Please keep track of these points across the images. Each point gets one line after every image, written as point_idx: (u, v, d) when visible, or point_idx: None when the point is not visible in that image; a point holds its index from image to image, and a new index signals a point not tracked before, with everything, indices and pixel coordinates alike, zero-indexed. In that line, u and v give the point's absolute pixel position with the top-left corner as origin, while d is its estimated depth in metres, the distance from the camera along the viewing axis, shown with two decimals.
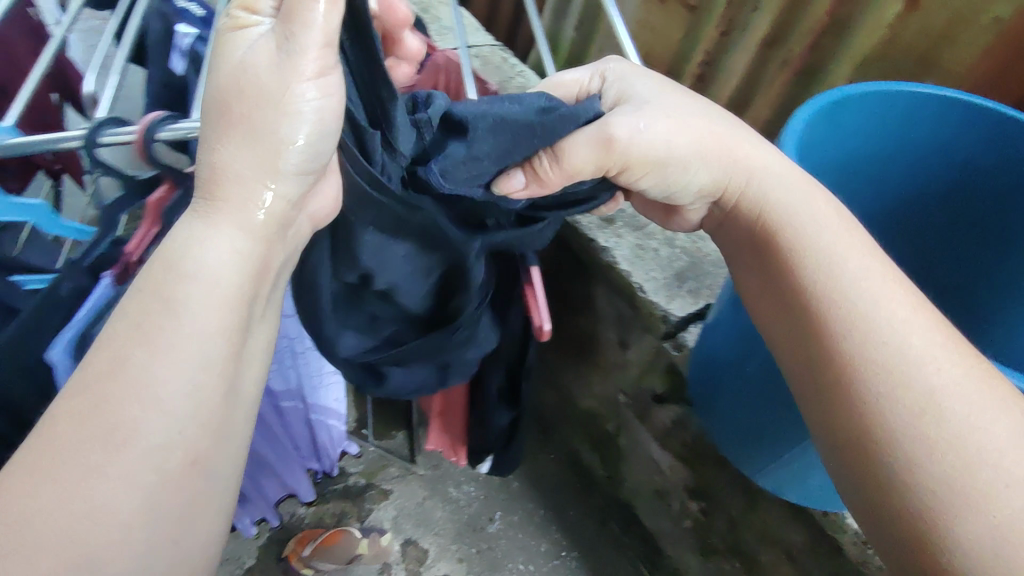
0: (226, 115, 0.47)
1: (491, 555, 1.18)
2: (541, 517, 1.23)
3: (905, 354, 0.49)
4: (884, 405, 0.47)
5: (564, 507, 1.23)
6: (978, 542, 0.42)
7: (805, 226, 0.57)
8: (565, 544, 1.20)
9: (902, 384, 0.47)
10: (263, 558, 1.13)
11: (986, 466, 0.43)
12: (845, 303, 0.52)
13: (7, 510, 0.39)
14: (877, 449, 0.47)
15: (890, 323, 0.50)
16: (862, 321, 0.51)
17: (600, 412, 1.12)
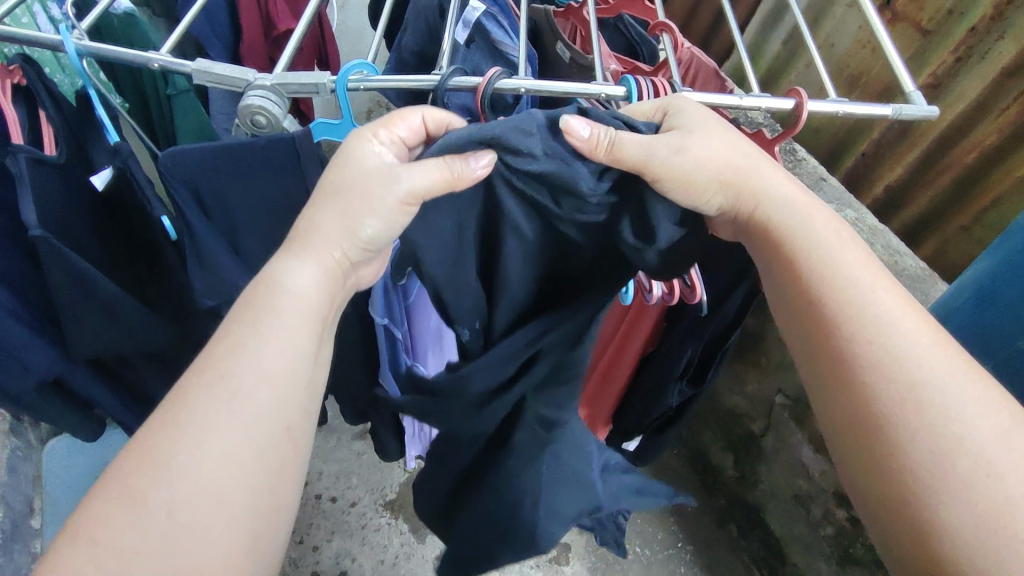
0: (332, 189, 0.46)
1: (611, 532, 1.19)
2: (662, 508, 1.21)
3: (914, 355, 0.43)
4: (877, 386, 0.43)
5: (683, 502, 1.21)
6: (948, 509, 0.40)
7: (815, 235, 0.48)
8: (682, 537, 1.18)
9: (906, 381, 0.42)
10: (404, 493, 1.20)
11: (987, 451, 0.41)
12: (836, 287, 0.46)
13: (184, 440, 0.40)
14: (886, 433, 0.42)
15: (913, 342, 0.43)
16: (870, 320, 0.44)
17: (746, 414, 1.08)
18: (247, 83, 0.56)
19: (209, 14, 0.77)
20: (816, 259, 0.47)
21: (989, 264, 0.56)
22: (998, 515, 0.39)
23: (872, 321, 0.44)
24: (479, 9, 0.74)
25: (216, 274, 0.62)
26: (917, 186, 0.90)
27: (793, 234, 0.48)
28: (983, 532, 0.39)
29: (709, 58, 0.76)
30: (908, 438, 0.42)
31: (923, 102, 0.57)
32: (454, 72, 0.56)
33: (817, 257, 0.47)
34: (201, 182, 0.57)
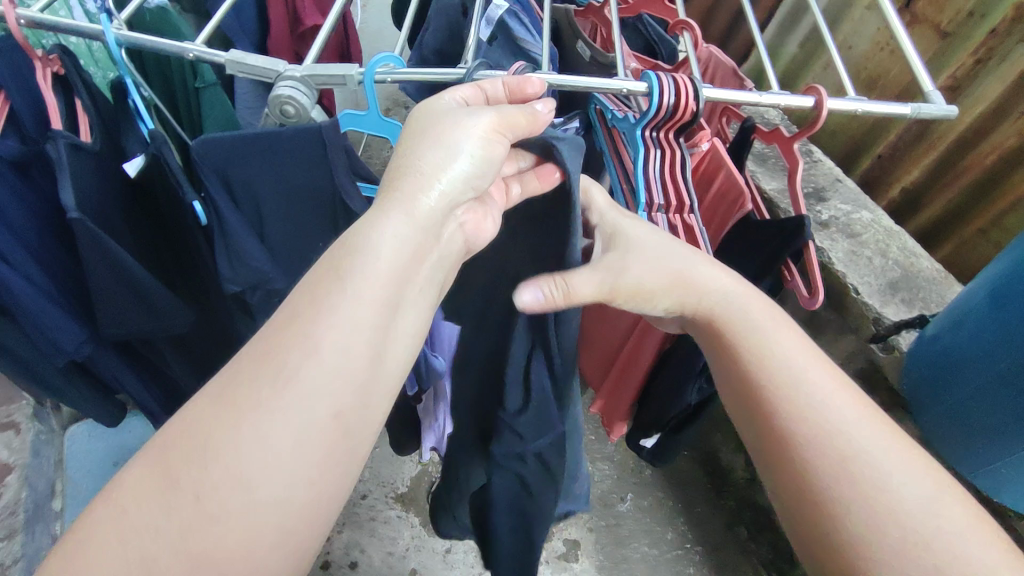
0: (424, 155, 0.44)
1: (620, 531, 1.19)
2: (671, 508, 1.21)
3: (836, 420, 0.42)
4: (801, 454, 0.42)
5: (693, 502, 1.21)
6: (878, 549, 0.37)
7: (736, 314, 0.49)
8: (691, 538, 1.18)
9: (829, 443, 0.41)
10: (415, 486, 1.21)
11: (920, 518, 0.38)
12: (753, 344, 0.47)
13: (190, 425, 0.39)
14: (813, 499, 0.41)
15: (830, 410, 0.43)
16: (787, 377, 0.45)
17: None
18: (277, 73, 0.58)
19: (238, 9, 0.79)
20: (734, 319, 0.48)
21: (1007, 262, 0.55)
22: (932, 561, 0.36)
23: (785, 378, 0.45)
24: (502, 7, 0.75)
25: (242, 260, 0.63)
26: (934, 189, 0.91)
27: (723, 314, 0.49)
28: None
29: (728, 57, 0.77)
30: (838, 500, 0.40)
31: (942, 100, 0.58)
32: (479, 65, 0.57)
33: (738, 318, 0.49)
34: (231, 170, 0.59)
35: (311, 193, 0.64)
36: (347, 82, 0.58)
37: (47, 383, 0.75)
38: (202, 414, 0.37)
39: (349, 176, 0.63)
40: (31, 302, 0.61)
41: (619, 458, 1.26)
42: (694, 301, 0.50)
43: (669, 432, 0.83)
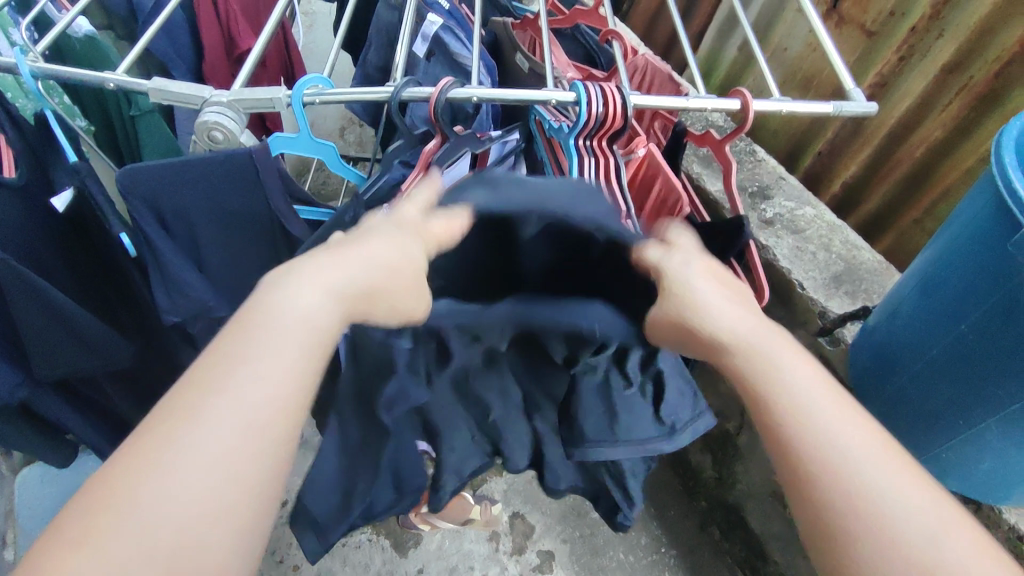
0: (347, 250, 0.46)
1: (594, 540, 1.18)
2: (644, 513, 1.21)
3: (821, 419, 0.40)
4: (791, 438, 0.40)
5: (664, 506, 1.21)
6: (843, 527, 0.36)
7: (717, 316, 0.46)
8: (665, 541, 1.18)
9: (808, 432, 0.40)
10: None
11: (894, 499, 0.37)
12: (767, 367, 0.43)
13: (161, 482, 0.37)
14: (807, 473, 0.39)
15: (809, 391, 0.42)
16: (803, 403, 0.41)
17: (721, 414, 1.09)
18: (201, 100, 0.57)
19: (170, 34, 0.78)
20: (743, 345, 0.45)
21: (938, 248, 0.56)
22: (889, 543, 0.35)
23: (798, 402, 0.41)
24: (436, 23, 0.75)
25: (178, 289, 0.62)
26: (871, 183, 0.93)
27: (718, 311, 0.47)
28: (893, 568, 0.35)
29: (662, 64, 0.78)
30: (816, 476, 0.38)
31: (862, 98, 0.60)
32: (408, 82, 0.57)
33: (753, 344, 0.45)
34: (162, 201, 0.58)
35: (242, 224, 0.63)
36: (275, 105, 0.58)
37: None
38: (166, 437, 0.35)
39: (285, 199, 0.62)
40: None
41: None
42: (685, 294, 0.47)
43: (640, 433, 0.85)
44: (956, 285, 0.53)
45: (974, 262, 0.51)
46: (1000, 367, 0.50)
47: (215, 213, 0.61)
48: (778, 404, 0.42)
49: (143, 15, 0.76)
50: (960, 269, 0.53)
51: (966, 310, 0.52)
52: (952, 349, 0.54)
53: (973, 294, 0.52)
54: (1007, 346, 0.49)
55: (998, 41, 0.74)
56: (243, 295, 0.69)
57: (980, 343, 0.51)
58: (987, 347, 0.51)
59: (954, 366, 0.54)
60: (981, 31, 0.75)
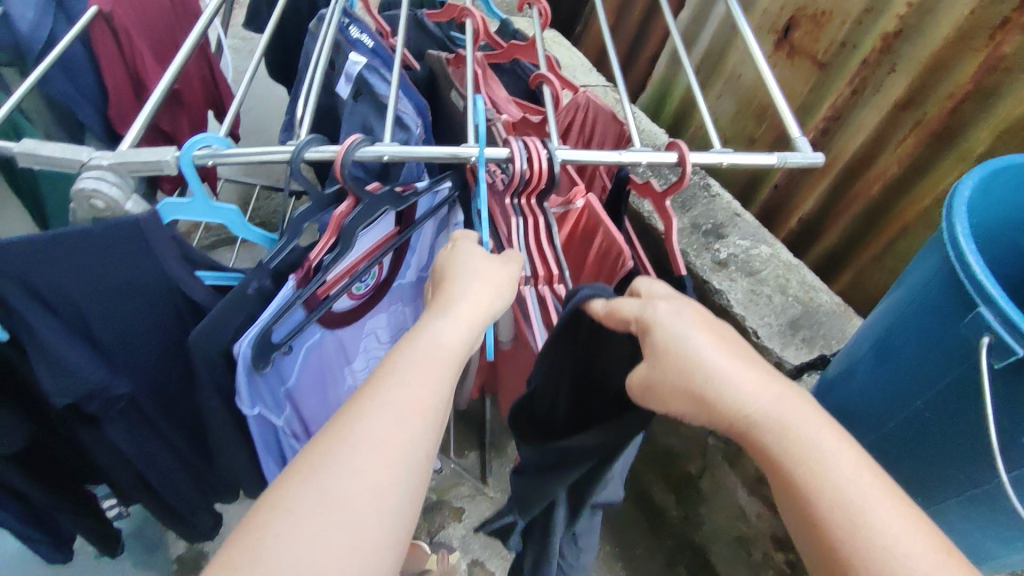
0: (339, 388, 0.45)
1: None
2: (609, 555, 1.16)
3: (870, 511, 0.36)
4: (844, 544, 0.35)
5: (631, 546, 1.16)
6: None
7: (725, 391, 0.40)
8: None
9: (859, 528, 0.35)
10: None
11: None
12: (804, 459, 0.38)
13: None
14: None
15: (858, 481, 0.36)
16: (856, 510, 0.36)
17: (682, 455, 1.03)
18: (79, 162, 0.51)
19: (68, 71, 0.71)
20: (778, 425, 0.39)
21: (889, 313, 0.52)
22: None
23: (858, 515, 0.36)
24: (360, 62, 0.71)
25: (64, 372, 0.56)
26: (828, 216, 0.88)
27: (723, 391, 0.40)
28: None
29: (604, 102, 0.74)
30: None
31: (808, 148, 0.56)
32: (311, 141, 0.52)
33: (794, 434, 0.38)
34: (36, 278, 0.51)
35: (135, 294, 0.56)
36: (163, 168, 0.52)
37: None
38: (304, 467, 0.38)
39: (184, 266, 0.56)
40: None
41: None
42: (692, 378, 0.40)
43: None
44: (908, 356, 0.49)
45: (924, 334, 0.48)
46: (963, 447, 0.46)
47: (95, 286, 0.54)
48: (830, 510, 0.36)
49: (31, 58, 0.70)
50: (913, 339, 0.49)
51: (922, 387, 0.48)
52: (907, 420, 0.51)
53: (926, 368, 0.48)
54: (968, 430, 0.45)
55: (952, 78, 0.71)
56: (148, 367, 0.63)
57: (940, 421, 0.47)
58: (945, 426, 0.47)
59: (911, 442, 0.50)
60: (933, 67, 0.72)
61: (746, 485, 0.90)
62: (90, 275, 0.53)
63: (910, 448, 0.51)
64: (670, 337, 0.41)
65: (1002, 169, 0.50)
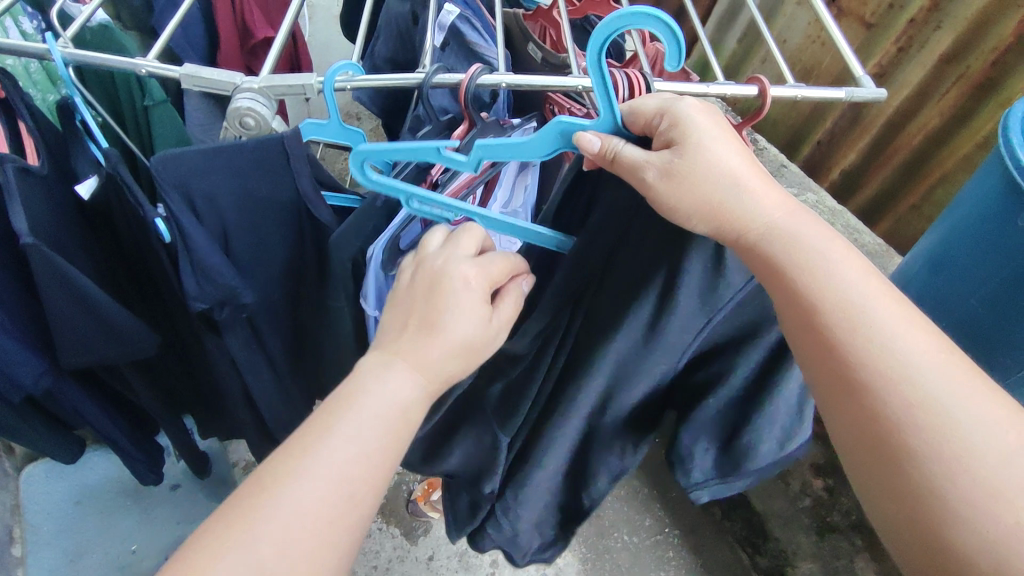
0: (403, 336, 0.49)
1: (600, 523, 1.20)
2: (648, 496, 1.23)
3: (887, 330, 0.43)
4: (859, 352, 0.43)
5: (668, 488, 1.24)
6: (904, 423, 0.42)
7: (750, 214, 0.47)
8: (669, 522, 1.21)
9: (871, 343, 0.43)
10: (393, 497, 1.20)
11: (953, 400, 0.41)
12: (806, 268, 0.46)
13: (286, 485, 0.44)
14: (870, 396, 0.43)
15: (869, 301, 0.44)
16: (864, 318, 0.44)
17: None
18: (233, 83, 0.57)
19: (186, 29, 0.83)
20: (784, 238, 0.47)
21: (942, 231, 0.62)
22: (943, 441, 0.41)
23: (858, 313, 0.44)
24: (453, 12, 0.76)
25: (208, 276, 0.62)
26: (872, 167, 1.01)
27: (757, 222, 0.47)
28: (961, 478, 0.40)
29: (673, 54, 0.80)
30: (886, 396, 0.42)
31: (871, 84, 0.62)
32: (438, 69, 0.58)
33: (812, 260, 0.46)
34: (193, 186, 0.58)
35: (270, 211, 0.63)
36: (307, 92, 0.58)
37: (3, 424, 0.73)
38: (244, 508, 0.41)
39: (314, 184, 0.62)
40: None
41: None
42: (728, 204, 0.47)
43: None
44: (961, 263, 0.59)
45: (976, 241, 0.57)
46: (1013, 333, 0.56)
47: (236, 200, 0.61)
48: (833, 307, 0.45)
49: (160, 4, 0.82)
50: (964, 245, 0.58)
51: (976, 287, 0.58)
52: (959, 316, 0.60)
53: (984, 267, 0.57)
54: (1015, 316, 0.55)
55: (994, 33, 0.80)
56: (266, 280, 0.70)
57: (993, 313, 0.57)
58: (997, 315, 0.57)
59: (964, 336, 0.60)
60: (978, 22, 0.81)
61: None
62: (237, 188, 0.60)
63: (962, 340, 0.61)
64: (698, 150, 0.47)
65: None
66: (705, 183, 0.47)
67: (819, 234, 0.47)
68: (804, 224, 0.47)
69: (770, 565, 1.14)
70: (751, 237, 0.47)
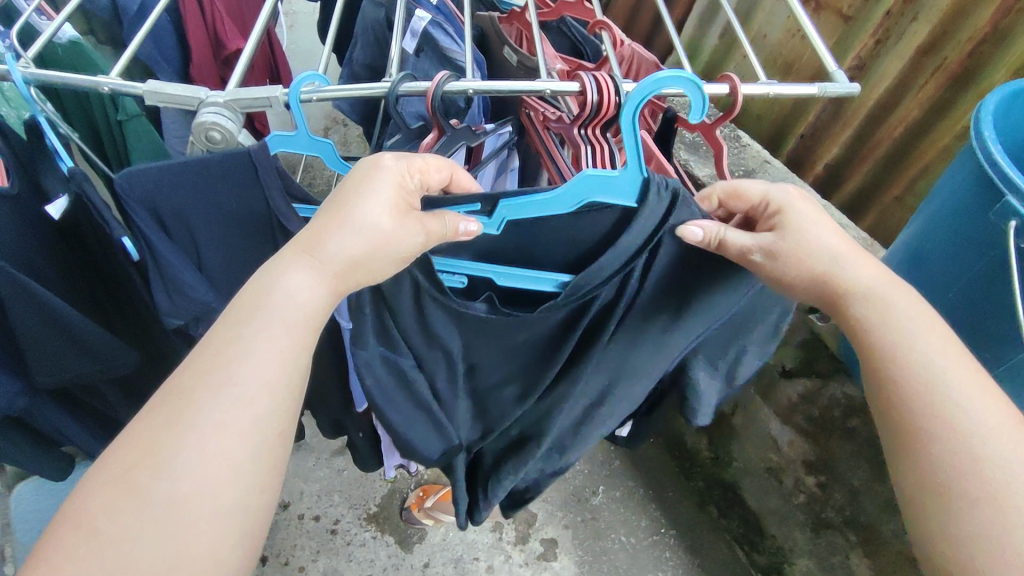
0: (329, 223, 0.47)
1: (597, 525, 1.19)
2: (643, 496, 1.22)
3: (955, 391, 0.47)
4: (910, 395, 0.47)
5: (664, 487, 1.23)
6: (940, 463, 0.45)
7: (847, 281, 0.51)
8: (665, 522, 1.20)
9: (931, 392, 0.47)
10: (387, 505, 1.19)
11: (998, 454, 0.44)
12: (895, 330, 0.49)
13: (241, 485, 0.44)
14: (920, 438, 0.47)
15: (940, 355, 0.48)
16: (930, 367, 0.47)
17: None
18: (197, 98, 0.57)
19: (156, 39, 0.83)
20: (873, 303, 0.50)
21: (920, 225, 0.63)
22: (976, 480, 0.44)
23: (930, 369, 0.47)
24: (424, 18, 0.77)
25: (180, 292, 0.61)
26: (854, 160, 1.01)
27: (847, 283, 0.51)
28: (987, 519, 0.43)
29: (648, 53, 0.79)
30: (931, 437, 0.46)
31: (845, 79, 0.61)
32: (404, 77, 0.57)
33: (890, 319, 0.50)
34: (161, 202, 0.57)
35: (242, 223, 0.62)
36: (272, 104, 0.57)
37: None
38: (183, 431, 0.43)
39: (285, 197, 0.60)
40: None
41: (588, 452, 1.27)
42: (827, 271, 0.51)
43: (641, 415, 0.83)
44: (938, 259, 0.61)
45: (952, 237, 0.59)
46: (990, 327, 0.57)
47: (203, 214, 0.60)
48: (899, 358, 0.49)
49: (129, 18, 0.82)
50: (942, 242, 0.60)
51: (950, 282, 0.60)
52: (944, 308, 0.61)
53: (959, 262, 0.59)
54: (989, 313, 0.57)
55: (970, 23, 0.81)
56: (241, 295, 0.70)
57: (968, 306, 0.59)
58: (975, 309, 0.58)
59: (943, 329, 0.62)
60: (953, 12, 0.82)
61: (779, 415, 1.02)
62: (208, 202, 0.59)
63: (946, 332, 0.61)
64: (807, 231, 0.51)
65: (998, 93, 0.60)
66: (804, 252, 0.51)
67: (918, 311, 0.50)
68: (905, 298, 0.50)
69: (767, 563, 1.13)
70: (843, 300, 0.51)
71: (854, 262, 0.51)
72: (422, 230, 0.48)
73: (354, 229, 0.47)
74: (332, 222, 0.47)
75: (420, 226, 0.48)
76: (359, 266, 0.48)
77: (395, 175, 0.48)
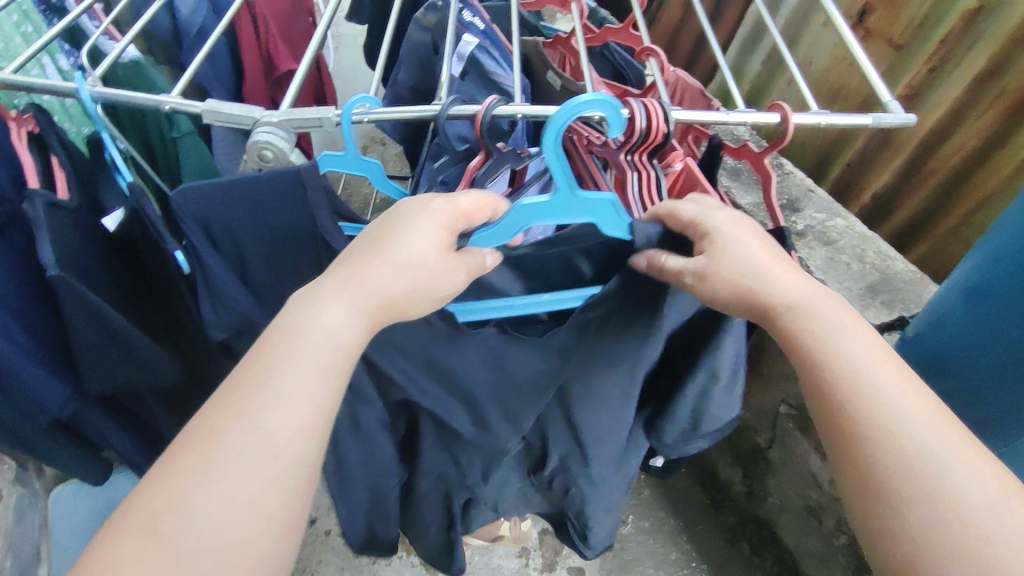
0: (368, 255, 0.50)
1: (625, 555, 1.17)
2: (674, 528, 1.19)
3: (899, 415, 0.45)
4: (856, 417, 0.46)
5: (694, 520, 1.19)
6: (891, 486, 0.43)
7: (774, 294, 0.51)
8: (696, 556, 1.16)
9: (872, 410, 0.45)
10: None
11: (952, 477, 0.42)
12: (821, 336, 0.49)
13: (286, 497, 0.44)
14: (868, 461, 0.44)
15: (872, 370, 0.47)
16: (871, 388, 0.46)
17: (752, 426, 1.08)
18: (252, 117, 0.58)
19: (213, 60, 0.86)
20: (802, 317, 0.50)
21: (976, 262, 0.61)
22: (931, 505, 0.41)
23: (871, 393, 0.46)
24: (472, 43, 0.78)
25: (225, 305, 0.62)
26: (903, 191, 1.00)
27: (773, 298, 0.51)
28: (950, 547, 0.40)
29: (694, 79, 0.79)
30: (882, 459, 0.44)
31: (900, 109, 0.60)
32: (454, 100, 0.58)
33: (826, 340, 0.49)
34: (212, 218, 0.58)
35: (289, 239, 0.63)
36: (323, 125, 0.59)
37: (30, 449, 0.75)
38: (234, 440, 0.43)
39: (331, 215, 0.61)
40: (11, 359, 0.61)
41: None
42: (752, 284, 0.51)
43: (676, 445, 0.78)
44: (998, 298, 0.59)
45: (1015, 275, 0.57)
46: None
47: (252, 230, 0.61)
48: (838, 378, 0.47)
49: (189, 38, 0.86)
50: (1004, 281, 0.58)
51: (1013, 323, 0.58)
52: (1009, 348, 0.59)
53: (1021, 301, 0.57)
54: None
55: None
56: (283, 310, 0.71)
57: None
58: None
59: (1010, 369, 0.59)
60: (1013, 42, 0.80)
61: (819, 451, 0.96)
62: (257, 218, 0.60)
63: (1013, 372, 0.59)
64: (731, 256, 0.51)
65: None
66: (736, 268, 0.51)
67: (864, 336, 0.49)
68: (836, 313, 0.50)
69: None
70: (771, 314, 0.51)
71: (780, 277, 0.51)
72: (462, 270, 0.51)
73: (400, 270, 0.49)
74: (374, 255, 0.50)
75: (461, 267, 0.51)
76: (400, 303, 0.50)
77: (442, 219, 0.50)
